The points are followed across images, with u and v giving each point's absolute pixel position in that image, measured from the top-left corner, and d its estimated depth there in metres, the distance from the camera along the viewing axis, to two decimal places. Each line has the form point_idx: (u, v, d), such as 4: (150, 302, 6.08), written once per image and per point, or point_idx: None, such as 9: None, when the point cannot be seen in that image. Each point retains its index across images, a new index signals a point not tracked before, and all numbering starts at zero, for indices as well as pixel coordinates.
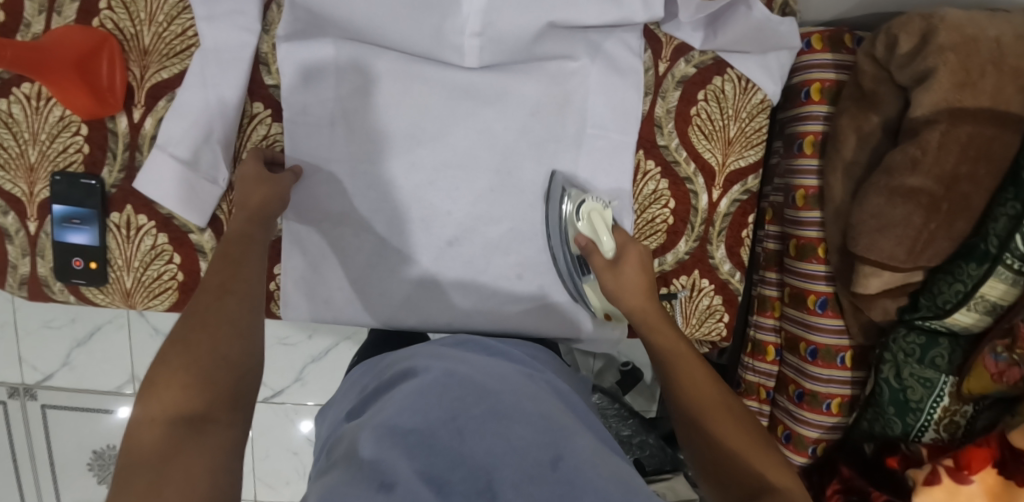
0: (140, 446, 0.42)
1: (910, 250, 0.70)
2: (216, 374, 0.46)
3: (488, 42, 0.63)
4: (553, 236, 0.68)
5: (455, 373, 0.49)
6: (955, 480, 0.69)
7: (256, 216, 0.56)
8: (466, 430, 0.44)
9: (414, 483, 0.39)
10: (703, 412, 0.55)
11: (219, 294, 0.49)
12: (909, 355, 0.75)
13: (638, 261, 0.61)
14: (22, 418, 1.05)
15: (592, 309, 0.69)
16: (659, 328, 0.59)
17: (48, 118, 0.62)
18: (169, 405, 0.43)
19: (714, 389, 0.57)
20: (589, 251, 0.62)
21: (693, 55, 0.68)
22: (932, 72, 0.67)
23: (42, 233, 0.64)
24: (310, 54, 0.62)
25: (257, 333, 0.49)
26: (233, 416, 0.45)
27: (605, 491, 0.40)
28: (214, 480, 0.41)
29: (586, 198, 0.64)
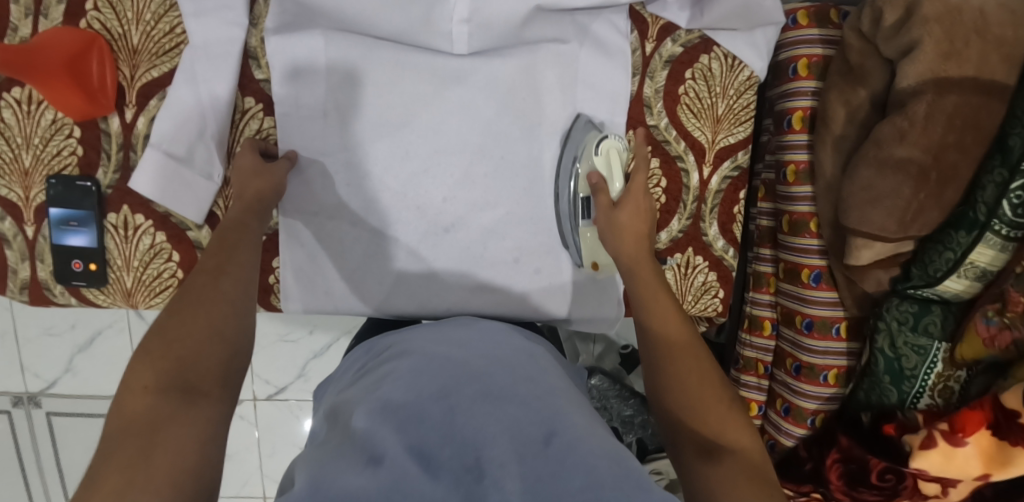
0: (130, 415, 0.41)
1: (901, 221, 0.71)
2: (208, 349, 0.45)
3: (477, 27, 0.64)
4: (567, 237, 0.70)
5: (453, 359, 0.51)
6: (951, 443, 0.71)
7: (251, 208, 0.57)
8: (459, 407, 0.45)
9: (400, 456, 0.41)
10: (671, 355, 0.55)
11: (214, 274, 0.49)
12: (903, 323, 0.77)
13: (637, 208, 0.63)
14: (28, 425, 1.06)
15: (581, 255, 0.69)
16: (641, 269, 0.60)
17: (40, 121, 0.62)
18: (158, 374, 0.43)
19: (686, 334, 0.56)
20: (598, 190, 0.64)
21: (680, 35, 0.68)
22: (917, 43, 0.68)
23: (40, 236, 0.65)
24: (300, 47, 0.62)
25: (249, 316, 0.49)
26: (224, 392, 0.44)
27: (595, 468, 0.41)
28: (202, 453, 0.40)
29: (609, 135, 0.66)
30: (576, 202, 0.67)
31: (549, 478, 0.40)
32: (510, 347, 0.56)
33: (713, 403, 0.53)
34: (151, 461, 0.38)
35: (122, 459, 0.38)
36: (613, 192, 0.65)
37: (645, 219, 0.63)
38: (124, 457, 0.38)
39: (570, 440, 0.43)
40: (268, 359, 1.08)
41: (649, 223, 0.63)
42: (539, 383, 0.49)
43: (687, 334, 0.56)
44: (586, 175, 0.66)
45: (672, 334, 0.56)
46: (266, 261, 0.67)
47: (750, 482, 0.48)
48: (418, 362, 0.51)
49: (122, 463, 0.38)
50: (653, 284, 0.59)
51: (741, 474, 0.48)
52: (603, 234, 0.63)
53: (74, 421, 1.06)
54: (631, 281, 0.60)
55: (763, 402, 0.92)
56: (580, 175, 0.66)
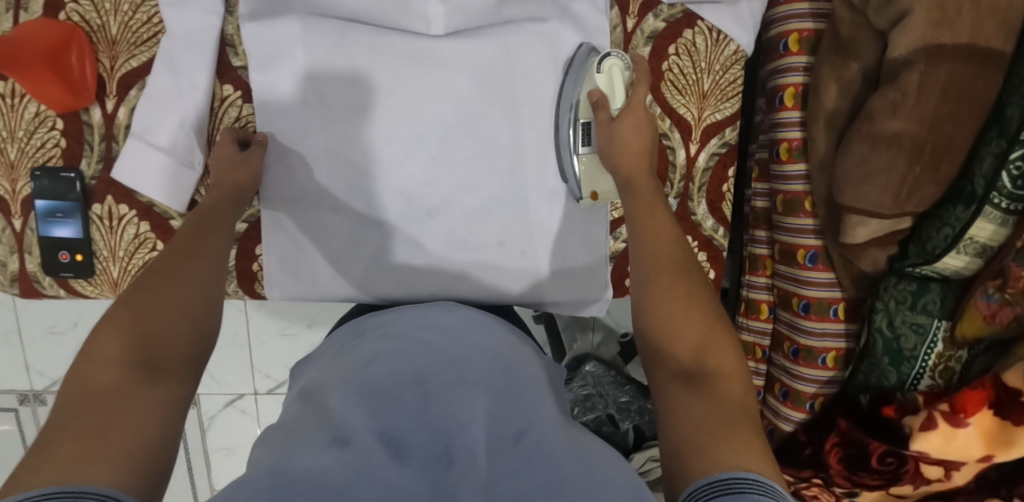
0: (91, 385, 0.41)
1: (896, 197, 0.69)
2: (178, 329, 0.47)
3: (453, 9, 0.64)
4: (567, 172, 0.68)
5: (428, 342, 0.51)
6: (952, 424, 0.69)
7: (229, 195, 0.59)
8: (433, 394, 0.45)
9: (369, 440, 0.42)
10: (659, 275, 0.55)
11: (189, 256, 0.51)
12: (900, 302, 0.75)
13: (637, 124, 0.61)
14: (35, 422, 1.09)
15: (580, 186, 0.67)
16: (639, 182, 0.60)
17: (24, 114, 0.63)
18: (125, 347, 0.44)
19: (676, 257, 0.56)
20: (598, 107, 0.63)
21: (662, 10, 0.67)
22: (907, 12, 0.66)
23: (28, 229, 0.65)
24: (276, 32, 0.62)
25: (219, 301, 0.51)
26: (187, 373, 0.46)
27: (563, 467, 0.41)
28: (163, 427, 0.41)
29: (611, 53, 0.64)
30: (576, 125, 0.66)
31: (518, 472, 0.40)
32: (491, 335, 0.55)
33: (702, 330, 0.52)
34: (113, 432, 0.39)
35: (83, 427, 0.38)
36: (614, 111, 0.64)
37: (645, 135, 0.62)
38: (86, 425, 0.39)
39: (541, 438, 0.43)
40: (267, 353, 1.09)
41: (649, 141, 0.62)
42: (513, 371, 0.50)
43: (677, 259, 0.56)
44: (588, 96, 0.65)
45: (661, 258, 0.56)
46: (248, 248, 0.68)
47: (728, 410, 0.47)
48: (395, 342, 0.51)
49: (84, 430, 0.38)
50: (648, 201, 0.59)
51: (717, 404, 0.48)
52: (605, 151, 0.62)
53: None
54: (627, 196, 0.60)
55: (761, 387, 0.90)
56: (581, 101, 0.65)
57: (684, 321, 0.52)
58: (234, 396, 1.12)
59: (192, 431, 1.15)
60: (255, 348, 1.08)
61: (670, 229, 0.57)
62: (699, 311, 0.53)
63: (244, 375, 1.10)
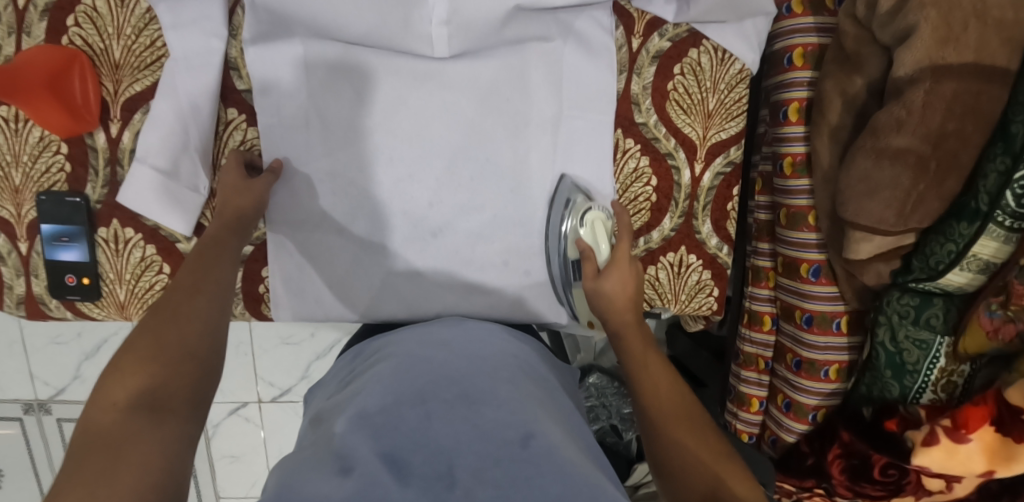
0: (97, 431, 0.43)
1: (900, 213, 0.69)
2: (180, 367, 0.48)
3: (456, 29, 0.63)
4: (561, 294, 0.71)
5: (428, 362, 0.52)
6: (954, 439, 0.69)
7: (232, 225, 0.59)
8: (434, 414, 0.46)
9: (372, 463, 0.42)
10: (668, 423, 0.56)
11: (191, 292, 0.52)
12: (903, 317, 0.75)
13: (623, 279, 0.63)
14: (40, 432, 1.09)
15: (576, 311, 0.72)
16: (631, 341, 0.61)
17: (28, 138, 0.62)
18: (129, 390, 0.45)
19: (679, 400, 0.58)
20: (586, 257, 0.64)
21: (667, 29, 0.67)
22: (913, 29, 0.66)
23: (34, 252, 0.65)
24: (279, 56, 0.62)
25: (221, 334, 0.52)
26: (192, 412, 0.47)
27: (565, 471, 0.42)
28: (166, 469, 0.42)
29: (591, 207, 0.67)
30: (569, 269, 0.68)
31: (524, 480, 0.42)
32: (495, 348, 0.56)
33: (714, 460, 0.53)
34: (116, 478, 0.40)
35: (88, 474, 0.40)
36: (601, 260, 0.65)
37: (632, 285, 0.63)
38: (92, 472, 0.40)
39: (548, 447, 0.44)
40: (271, 361, 1.09)
41: (635, 293, 0.63)
42: (514, 385, 0.51)
43: (678, 399, 0.58)
44: (574, 241, 0.67)
45: (666, 405, 0.57)
46: (254, 270, 0.68)
47: None
48: (398, 364, 0.52)
49: (89, 478, 0.40)
50: (643, 352, 0.60)
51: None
52: (592, 302, 0.64)
53: None
54: (622, 348, 0.62)
55: (764, 397, 0.91)
56: (569, 240, 0.67)
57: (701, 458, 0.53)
58: (239, 405, 1.13)
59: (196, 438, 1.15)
60: (259, 357, 1.09)
61: (666, 376, 0.59)
62: (710, 446, 0.55)
63: (248, 383, 1.11)
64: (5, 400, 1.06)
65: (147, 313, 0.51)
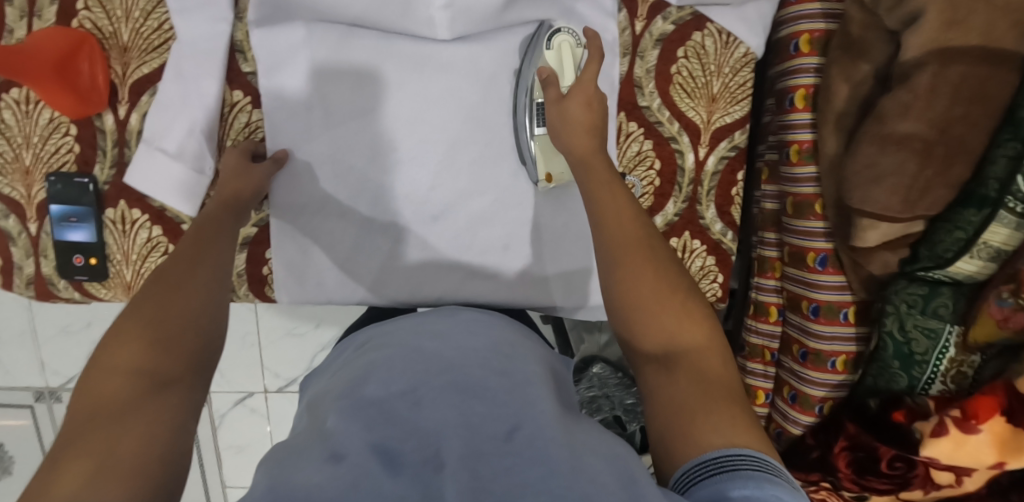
0: (101, 396, 0.44)
1: (906, 200, 0.68)
2: (181, 337, 0.48)
3: (458, 12, 0.63)
4: (524, 155, 0.67)
5: (422, 351, 0.53)
6: (963, 430, 0.68)
7: (230, 205, 0.59)
8: (424, 399, 0.48)
9: (362, 455, 0.43)
10: (628, 262, 0.52)
11: (192, 264, 0.53)
12: (911, 306, 0.74)
13: (587, 99, 0.58)
14: (50, 419, 1.11)
15: (536, 166, 0.66)
16: (592, 164, 0.56)
17: (39, 120, 0.64)
18: (131, 356, 0.46)
19: (638, 235, 0.52)
20: (549, 83, 0.60)
21: (671, 12, 0.67)
22: (919, 13, 0.65)
23: (43, 233, 0.66)
24: (284, 38, 0.63)
25: (223, 305, 0.53)
26: (195, 379, 0.48)
27: (551, 457, 0.43)
28: (169, 439, 0.43)
29: (561, 29, 0.63)
30: (532, 108, 0.64)
31: (511, 465, 0.43)
32: (488, 337, 0.57)
33: (674, 305, 0.50)
34: (120, 446, 0.41)
35: (93, 441, 0.41)
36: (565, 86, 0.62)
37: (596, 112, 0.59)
38: (96, 439, 0.41)
39: (533, 433, 0.45)
40: (277, 352, 1.10)
41: (600, 116, 0.59)
42: (512, 374, 0.51)
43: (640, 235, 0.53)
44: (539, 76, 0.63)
45: (624, 237, 0.53)
46: (259, 253, 0.68)
47: (706, 385, 0.47)
48: (396, 351, 0.54)
49: (94, 444, 0.41)
50: (605, 178, 0.55)
51: (701, 382, 0.48)
52: (553, 129, 0.59)
53: None
54: (584, 180, 0.56)
55: (770, 390, 0.90)
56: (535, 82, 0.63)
57: (657, 304, 0.50)
58: (244, 395, 1.13)
59: (203, 429, 1.16)
60: (265, 347, 1.09)
61: (631, 210, 0.54)
62: (671, 291, 0.51)
63: (254, 373, 1.12)
64: (17, 387, 1.08)
65: (150, 280, 0.51)
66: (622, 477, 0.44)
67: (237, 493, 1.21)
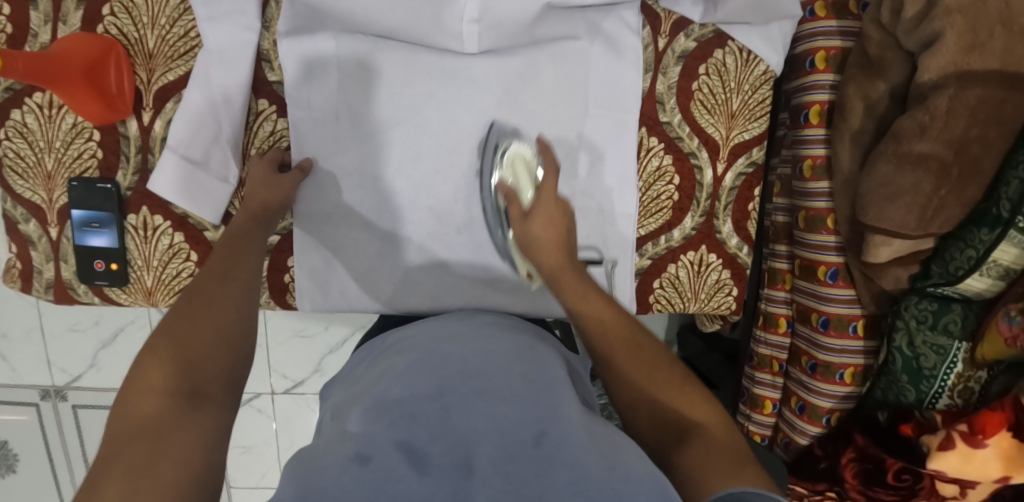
0: (138, 415, 0.45)
1: (920, 219, 0.70)
2: (214, 354, 0.50)
3: (488, 28, 0.64)
4: (502, 250, 0.67)
5: (444, 353, 0.53)
6: (970, 445, 0.69)
7: (258, 217, 0.60)
8: (452, 406, 0.47)
9: (388, 454, 0.44)
10: (620, 355, 0.53)
11: (223, 279, 0.54)
12: (921, 322, 0.75)
13: (550, 218, 0.57)
14: (56, 419, 1.09)
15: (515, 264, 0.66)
16: (565, 278, 0.56)
17: (62, 125, 0.64)
18: (165, 374, 0.47)
19: (623, 326, 0.55)
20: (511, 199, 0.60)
21: (693, 29, 0.67)
22: (939, 35, 0.66)
23: (63, 237, 0.66)
24: (311, 48, 0.63)
25: (254, 320, 0.54)
26: (227, 398, 0.49)
27: (583, 461, 0.44)
28: (206, 457, 0.44)
29: (512, 145, 0.64)
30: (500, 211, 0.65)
31: (535, 475, 0.43)
32: (508, 342, 0.57)
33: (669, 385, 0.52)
34: (161, 465, 0.42)
35: (133, 459, 0.42)
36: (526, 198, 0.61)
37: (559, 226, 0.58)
38: (136, 457, 0.42)
39: (561, 437, 0.46)
40: (285, 353, 1.11)
41: (566, 230, 0.58)
42: (535, 378, 0.51)
43: (625, 325, 0.55)
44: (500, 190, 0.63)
45: (608, 335, 0.54)
46: (281, 260, 0.68)
47: (718, 451, 0.48)
48: (417, 358, 0.53)
49: (133, 463, 0.41)
50: (578, 286, 0.56)
51: (713, 449, 0.48)
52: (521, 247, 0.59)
53: (101, 414, 1.09)
54: (558, 292, 0.57)
55: (778, 400, 0.91)
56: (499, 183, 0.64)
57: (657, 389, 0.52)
58: (252, 396, 1.14)
59: None
60: (273, 349, 1.10)
61: (612, 312, 0.55)
62: (662, 371, 0.53)
63: (261, 375, 1.12)
64: (21, 386, 1.07)
65: (183, 299, 0.52)
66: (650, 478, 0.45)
67: (242, 493, 1.21)
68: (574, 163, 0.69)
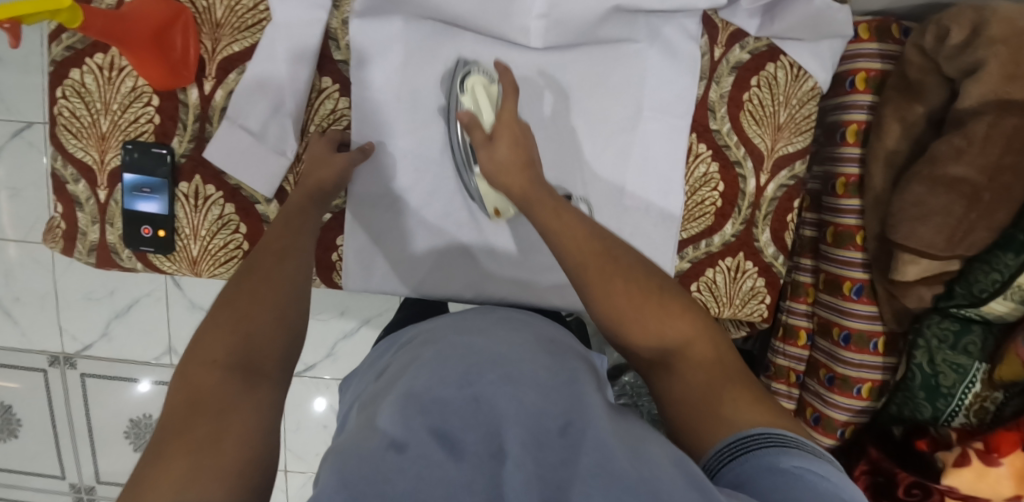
0: (199, 389, 0.45)
1: (949, 239, 0.72)
2: (271, 331, 0.50)
3: (554, 23, 0.65)
4: (467, 187, 0.68)
5: (473, 343, 0.51)
6: (985, 462, 0.73)
7: (314, 196, 0.61)
8: (482, 395, 0.46)
9: (426, 444, 0.42)
10: (603, 282, 0.51)
11: (280, 257, 0.54)
12: (942, 341, 0.78)
13: (513, 138, 0.57)
14: (62, 387, 1.07)
15: (482, 202, 0.67)
16: (534, 199, 0.55)
17: (120, 88, 0.64)
18: (224, 345, 0.47)
19: (597, 246, 0.53)
20: (471, 127, 0.58)
21: (748, 42, 0.69)
22: (982, 64, 0.69)
23: (112, 200, 0.66)
24: (383, 30, 0.64)
25: (308, 297, 0.54)
26: (281, 376, 0.48)
27: (613, 455, 0.42)
28: (263, 435, 0.44)
29: (472, 71, 0.64)
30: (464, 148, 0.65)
31: (558, 466, 0.42)
32: (530, 333, 0.55)
33: (650, 300, 0.52)
34: (222, 442, 0.42)
35: (195, 436, 0.41)
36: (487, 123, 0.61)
37: (524, 152, 0.57)
38: (198, 433, 0.42)
39: (586, 431, 0.44)
40: None
41: (528, 153, 0.58)
42: (554, 367, 0.50)
43: (595, 243, 0.53)
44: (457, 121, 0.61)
45: (582, 253, 0.52)
46: (330, 238, 0.69)
47: (710, 370, 0.52)
48: (440, 349, 0.51)
49: (195, 439, 0.41)
50: (552, 206, 0.55)
51: (704, 372, 0.52)
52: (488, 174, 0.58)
53: (108, 386, 1.07)
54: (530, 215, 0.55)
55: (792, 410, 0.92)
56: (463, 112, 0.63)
57: (642, 313, 0.52)
58: None
59: None
60: None
61: (582, 233, 0.53)
62: (641, 287, 0.53)
63: None
64: (31, 351, 1.05)
65: (239, 277, 0.53)
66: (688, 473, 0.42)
67: None
68: (538, 99, 0.68)
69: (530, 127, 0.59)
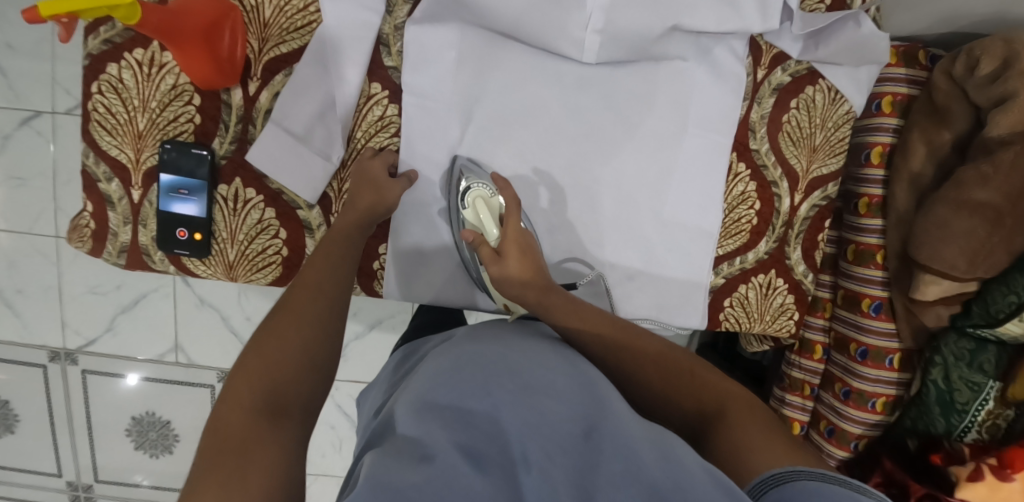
0: (227, 430, 0.45)
1: (972, 261, 0.74)
2: (294, 372, 0.50)
3: (609, 39, 0.65)
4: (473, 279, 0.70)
5: (487, 351, 0.50)
6: (998, 477, 0.74)
7: (362, 223, 0.61)
8: (501, 403, 0.45)
9: (451, 455, 0.41)
10: (628, 353, 0.56)
11: (311, 295, 0.55)
12: (958, 358, 0.80)
13: (521, 254, 0.61)
14: (62, 383, 1.03)
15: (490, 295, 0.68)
16: (548, 297, 0.59)
17: (160, 86, 0.61)
18: (253, 390, 0.48)
19: (617, 331, 0.58)
20: (477, 243, 0.62)
21: (790, 64, 0.70)
22: (1011, 95, 0.70)
23: (146, 201, 0.64)
24: (438, 38, 0.64)
25: (337, 334, 0.54)
26: (304, 417, 0.49)
27: (639, 454, 0.42)
28: (287, 469, 0.44)
29: (472, 184, 0.66)
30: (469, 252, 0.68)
31: (579, 473, 0.42)
32: (546, 340, 0.54)
33: (681, 370, 0.56)
34: (247, 477, 0.42)
35: (222, 472, 0.41)
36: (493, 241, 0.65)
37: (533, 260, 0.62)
38: (225, 469, 0.42)
39: (611, 431, 0.44)
40: None
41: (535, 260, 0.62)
42: (576, 376, 0.49)
43: (610, 324, 0.58)
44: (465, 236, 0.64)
45: (602, 334, 0.57)
46: (373, 247, 0.68)
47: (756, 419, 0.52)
48: (457, 357, 0.50)
49: (222, 475, 0.41)
50: (566, 302, 0.59)
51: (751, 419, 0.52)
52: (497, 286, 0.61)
53: (111, 383, 1.04)
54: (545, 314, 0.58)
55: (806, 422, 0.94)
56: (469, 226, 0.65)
57: (680, 379, 0.56)
58: None
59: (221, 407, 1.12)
60: None
61: (597, 317, 0.58)
62: (674, 359, 0.57)
63: None
64: (31, 346, 1.01)
65: (273, 312, 0.54)
66: (712, 473, 0.42)
67: None
68: (534, 195, 0.69)
69: (534, 237, 0.64)
